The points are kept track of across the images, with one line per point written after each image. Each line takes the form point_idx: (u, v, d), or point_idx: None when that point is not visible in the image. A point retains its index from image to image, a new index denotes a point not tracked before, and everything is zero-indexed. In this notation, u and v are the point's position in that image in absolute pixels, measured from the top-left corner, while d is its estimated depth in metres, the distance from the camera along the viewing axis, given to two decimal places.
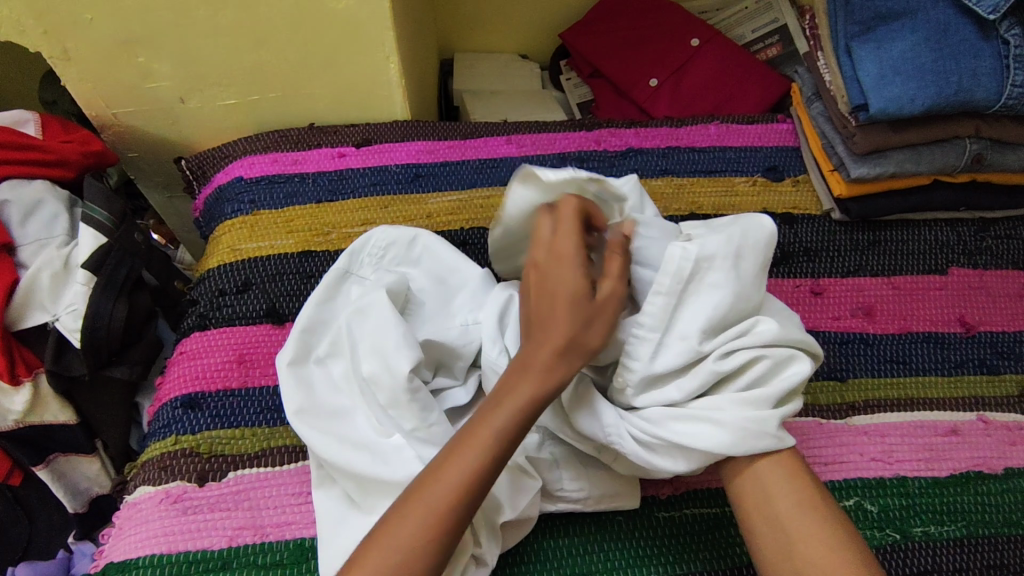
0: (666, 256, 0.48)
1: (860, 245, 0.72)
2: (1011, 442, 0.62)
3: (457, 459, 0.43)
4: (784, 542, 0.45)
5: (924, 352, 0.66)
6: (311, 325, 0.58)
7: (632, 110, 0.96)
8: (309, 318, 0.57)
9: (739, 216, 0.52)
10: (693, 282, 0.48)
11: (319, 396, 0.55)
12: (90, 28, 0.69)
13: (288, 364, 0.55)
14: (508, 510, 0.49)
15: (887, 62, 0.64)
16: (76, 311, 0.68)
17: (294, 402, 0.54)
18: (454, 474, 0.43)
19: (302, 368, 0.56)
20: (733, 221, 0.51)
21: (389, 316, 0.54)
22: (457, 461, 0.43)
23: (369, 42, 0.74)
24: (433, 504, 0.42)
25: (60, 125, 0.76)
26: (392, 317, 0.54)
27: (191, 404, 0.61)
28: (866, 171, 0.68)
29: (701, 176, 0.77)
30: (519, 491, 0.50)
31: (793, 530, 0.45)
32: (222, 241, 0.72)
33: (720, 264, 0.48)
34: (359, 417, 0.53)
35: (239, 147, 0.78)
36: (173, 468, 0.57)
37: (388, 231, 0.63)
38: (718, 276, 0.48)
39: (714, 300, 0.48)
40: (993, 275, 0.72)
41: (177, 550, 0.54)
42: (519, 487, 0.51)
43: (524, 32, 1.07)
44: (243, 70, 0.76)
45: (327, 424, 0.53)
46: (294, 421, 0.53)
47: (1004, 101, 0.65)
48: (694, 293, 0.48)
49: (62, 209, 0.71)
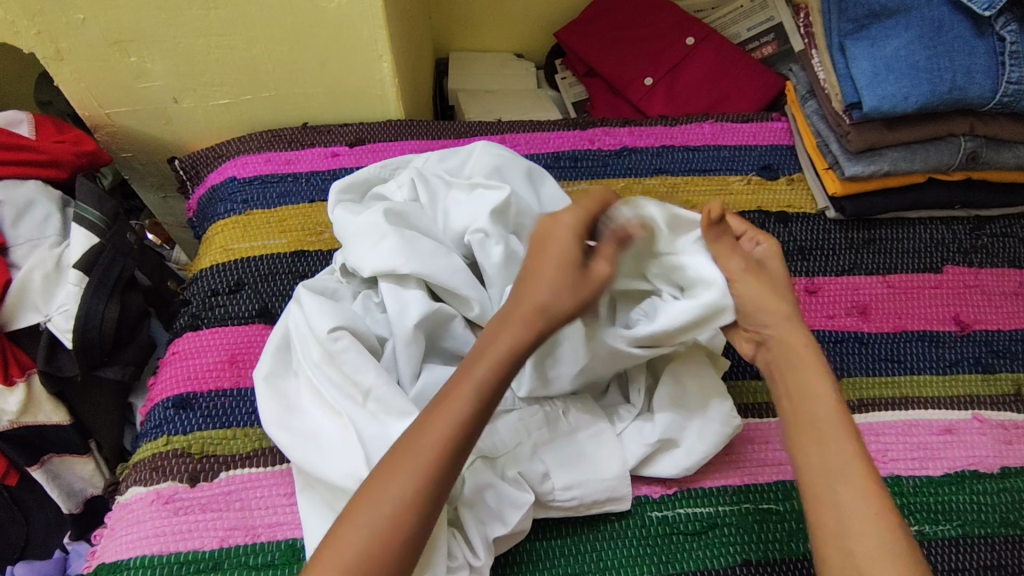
0: (433, 188, 0.60)
1: (855, 243, 0.72)
2: (1007, 441, 0.61)
3: (394, 476, 0.43)
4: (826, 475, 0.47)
5: (919, 351, 0.66)
6: (284, 342, 0.58)
7: (627, 108, 0.96)
8: (283, 335, 0.58)
9: (500, 153, 0.62)
10: (438, 194, 0.60)
11: (297, 406, 0.55)
12: (82, 28, 0.69)
13: (264, 376, 0.56)
14: (500, 525, 0.50)
15: (880, 60, 0.64)
16: (68, 311, 0.66)
17: (272, 414, 0.54)
18: (393, 491, 0.43)
19: (280, 381, 0.56)
20: (439, 175, 0.61)
21: (329, 308, 0.54)
22: (394, 478, 0.43)
23: (361, 41, 0.74)
24: (380, 517, 0.42)
25: (53, 125, 0.76)
26: (330, 308, 0.54)
27: (183, 404, 0.61)
28: (860, 169, 0.68)
29: (695, 174, 0.77)
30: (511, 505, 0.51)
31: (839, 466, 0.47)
32: (215, 240, 0.72)
33: (433, 184, 0.60)
34: (321, 417, 0.53)
35: (232, 147, 0.78)
36: (164, 468, 0.57)
37: (351, 207, 0.61)
38: (458, 195, 0.60)
39: (457, 199, 0.59)
40: (989, 273, 0.71)
41: (169, 550, 0.53)
42: (511, 499, 0.51)
43: (518, 32, 1.07)
44: (237, 70, 0.76)
45: (299, 429, 0.53)
46: (270, 430, 0.53)
47: (1000, 98, 0.64)
48: (442, 200, 0.60)
49: (54, 210, 0.71)
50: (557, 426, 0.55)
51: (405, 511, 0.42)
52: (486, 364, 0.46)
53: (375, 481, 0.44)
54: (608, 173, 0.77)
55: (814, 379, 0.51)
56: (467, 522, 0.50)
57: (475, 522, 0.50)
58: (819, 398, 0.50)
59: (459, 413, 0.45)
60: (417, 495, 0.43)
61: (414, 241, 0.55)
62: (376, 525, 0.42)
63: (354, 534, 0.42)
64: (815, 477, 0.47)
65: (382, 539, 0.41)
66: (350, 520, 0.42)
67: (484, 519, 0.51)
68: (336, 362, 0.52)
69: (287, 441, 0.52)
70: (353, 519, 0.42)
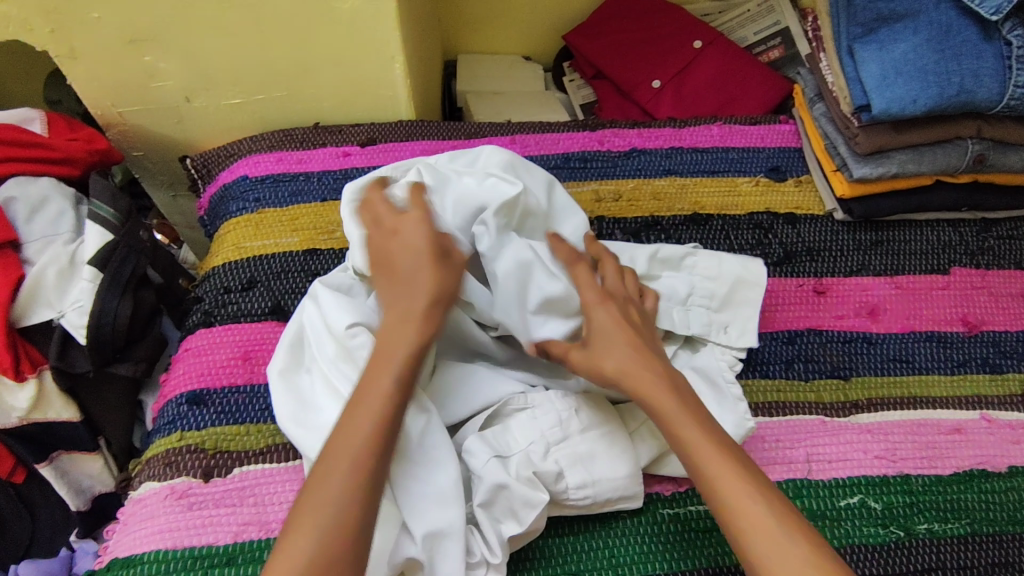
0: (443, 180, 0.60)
1: (864, 245, 0.73)
2: (1015, 440, 0.62)
3: (328, 481, 0.44)
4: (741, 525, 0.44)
5: (927, 351, 0.66)
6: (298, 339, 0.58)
7: (634, 110, 0.96)
8: (297, 329, 0.58)
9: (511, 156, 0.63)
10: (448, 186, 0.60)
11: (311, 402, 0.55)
12: (97, 27, 0.69)
13: (279, 372, 0.56)
14: (515, 524, 0.50)
15: (889, 63, 0.65)
16: (82, 307, 0.66)
17: (285, 411, 0.54)
18: (328, 491, 0.44)
19: (293, 377, 0.56)
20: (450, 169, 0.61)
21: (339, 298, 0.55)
22: (328, 484, 0.44)
23: (374, 41, 0.74)
24: (319, 525, 0.43)
25: (65, 123, 0.76)
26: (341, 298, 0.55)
27: (197, 400, 0.61)
28: (869, 171, 0.69)
29: (703, 176, 0.78)
30: (526, 505, 0.51)
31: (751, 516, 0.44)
32: (227, 238, 0.72)
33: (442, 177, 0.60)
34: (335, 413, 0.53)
35: (244, 146, 0.79)
36: (178, 463, 0.58)
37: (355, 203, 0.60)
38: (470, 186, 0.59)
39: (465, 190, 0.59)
40: (995, 275, 0.72)
41: (184, 545, 0.54)
42: (524, 499, 0.51)
43: (525, 34, 1.08)
44: (249, 70, 0.76)
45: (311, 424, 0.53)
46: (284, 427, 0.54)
47: (1007, 101, 0.65)
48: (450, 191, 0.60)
49: (67, 207, 0.71)
50: (567, 426, 0.55)
51: (342, 511, 0.43)
52: (399, 352, 0.49)
53: (308, 490, 0.45)
54: (617, 174, 0.78)
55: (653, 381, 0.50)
56: (481, 519, 0.50)
57: (490, 519, 0.51)
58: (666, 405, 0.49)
59: (378, 405, 0.47)
60: (350, 492, 0.44)
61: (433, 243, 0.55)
62: (317, 529, 0.43)
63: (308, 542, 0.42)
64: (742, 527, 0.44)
65: (331, 539, 0.42)
66: (294, 535, 0.43)
67: (499, 517, 0.51)
68: (352, 358, 0.53)
69: (301, 437, 0.53)
70: (297, 530, 0.43)
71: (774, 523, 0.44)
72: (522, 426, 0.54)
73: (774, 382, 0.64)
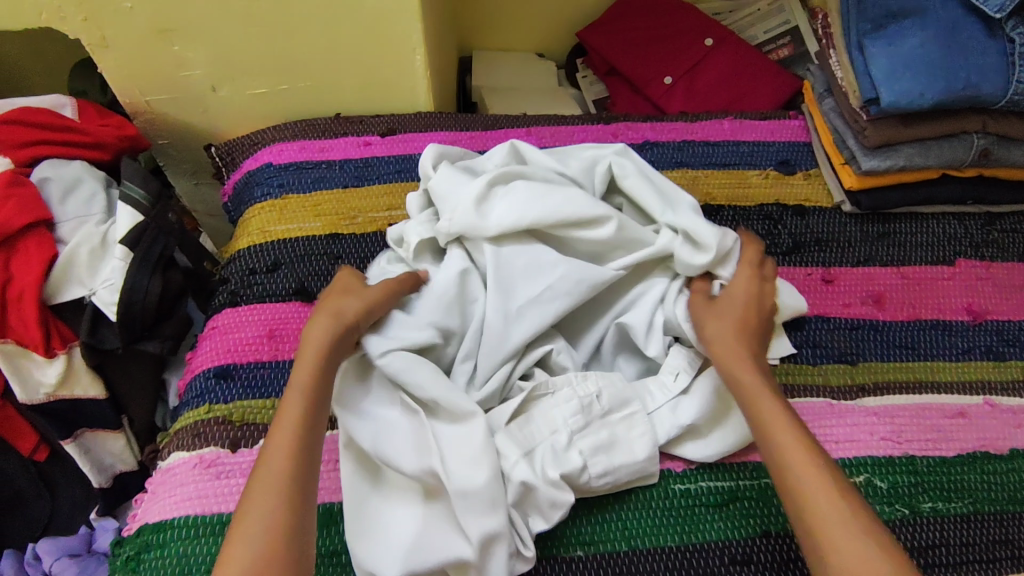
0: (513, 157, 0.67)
1: (871, 236, 0.75)
2: (1017, 425, 0.63)
3: (266, 486, 0.45)
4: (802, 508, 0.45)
5: (932, 338, 0.68)
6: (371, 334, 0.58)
7: (646, 106, 0.99)
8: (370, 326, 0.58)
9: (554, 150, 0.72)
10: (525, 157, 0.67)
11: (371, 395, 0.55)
12: (129, 16, 0.72)
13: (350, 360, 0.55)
14: (543, 523, 0.53)
15: (898, 57, 0.67)
16: (113, 285, 0.69)
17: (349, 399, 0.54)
18: (266, 501, 0.44)
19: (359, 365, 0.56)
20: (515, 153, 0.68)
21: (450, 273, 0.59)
22: (266, 488, 0.45)
23: (396, 33, 0.77)
24: (257, 526, 0.43)
25: (95, 110, 0.79)
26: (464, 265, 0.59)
27: (223, 374, 0.63)
28: (876, 163, 0.71)
29: (715, 168, 0.80)
30: (553, 505, 0.52)
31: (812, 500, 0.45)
32: (252, 223, 0.74)
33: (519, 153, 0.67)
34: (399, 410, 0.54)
35: (268, 135, 0.81)
36: (206, 434, 0.60)
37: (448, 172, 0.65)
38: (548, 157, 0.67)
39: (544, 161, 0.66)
40: (999, 266, 0.74)
41: (211, 512, 0.56)
42: (552, 500, 0.52)
43: (540, 32, 1.10)
44: (274, 60, 0.78)
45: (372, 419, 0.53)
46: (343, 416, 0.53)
47: (1010, 96, 0.67)
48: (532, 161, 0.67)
49: (99, 189, 0.73)
50: (590, 411, 0.57)
51: (281, 511, 0.44)
52: (303, 371, 0.51)
53: (245, 501, 0.45)
54: None
55: (755, 386, 0.52)
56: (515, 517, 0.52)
57: (521, 513, 0.52)
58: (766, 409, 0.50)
59: (295, 411, 0.49)
60: (287, 496, 0.45)
61: (542, 201, 0.60)
62: (256, 531, 0.43)
63: (247, 531, 0.43)
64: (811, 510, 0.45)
65: (273, 537, 0.43)
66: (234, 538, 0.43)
67: (526, 512, 0.53)
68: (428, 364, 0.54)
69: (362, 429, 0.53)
70: (237, 534, 0.43)
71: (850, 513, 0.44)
72: (545, 415, 0.56)
73: (784, 366, 0.65)
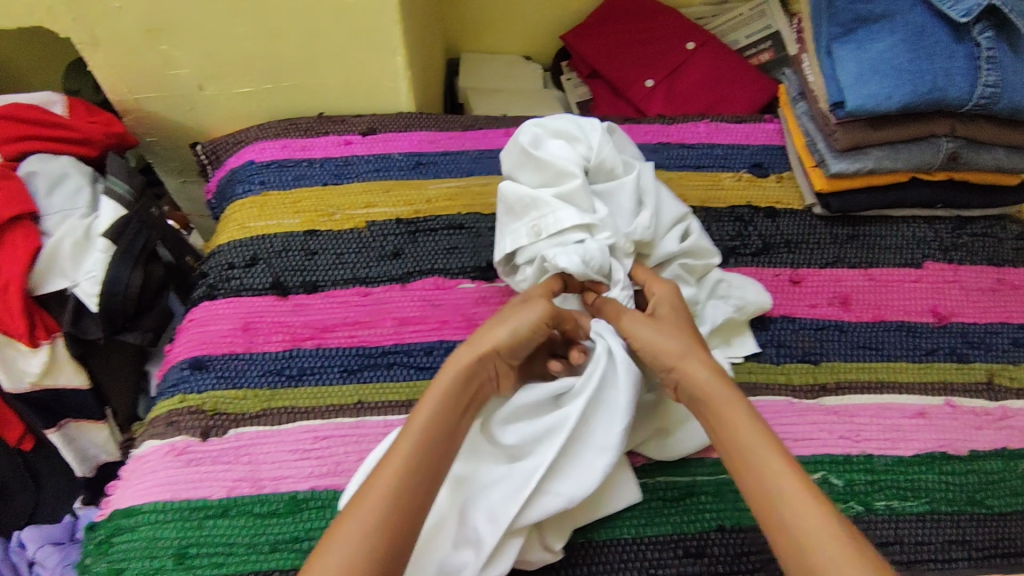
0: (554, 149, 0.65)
1: (840, 239, 0.76)
2: (977, 426, 0.64)
3: (387, 479, 0.45)
4: (785, 526, 0.42)
5: (897, 339, 0.69)
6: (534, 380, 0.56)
7: (628, 109, 1.00)
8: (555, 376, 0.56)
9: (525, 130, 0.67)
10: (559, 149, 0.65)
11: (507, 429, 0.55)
12: (118, 16, 0.74)
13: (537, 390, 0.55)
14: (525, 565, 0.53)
15: (866, 61, 0.68)
16: (95, 277, 0.71)
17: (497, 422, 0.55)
18: (384, 497, 0.44)
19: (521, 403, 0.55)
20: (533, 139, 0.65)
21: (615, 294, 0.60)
22: (387, 481, 0.45)
23: (377, 35, 0.78)
24: (370, 516, 0.43)
25: (85, 107, 0.81)
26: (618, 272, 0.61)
27: (198, 365, 0.65)
28: (845, 166, 0.72)
29: (689, 170, 0.81)
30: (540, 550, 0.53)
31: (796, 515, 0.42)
32: (233, 218, 0.76)
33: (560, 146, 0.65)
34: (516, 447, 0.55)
35: (252, 133, 0.83)
36: (178, 423, 0.61)
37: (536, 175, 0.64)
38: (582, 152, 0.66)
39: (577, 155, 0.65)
40: (967, 270, 0.74)
41: (180, 498, 0.58)
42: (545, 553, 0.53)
43: (526, 34, 1.11)
44: (258, 61, 0.80)
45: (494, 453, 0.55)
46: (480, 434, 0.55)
47: (977, 100, 0.67)
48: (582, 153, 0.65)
49: (85, 183, 0.75)
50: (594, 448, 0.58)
51: (388, 514, 0.44)
52: (449, 377, 0.51)
53: (361, 490, 0.45)
54: None
55: (721, 397, 0.49)
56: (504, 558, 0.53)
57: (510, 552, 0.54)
58: (736, 423, 0.48)
59: (426, 414, 0.49)
60: (404, 493, 0.45)
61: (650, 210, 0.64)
62: (370, 525, 0.43)
63: (356, 518, 0.43)
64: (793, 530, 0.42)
65: (383, 530, 0.43)
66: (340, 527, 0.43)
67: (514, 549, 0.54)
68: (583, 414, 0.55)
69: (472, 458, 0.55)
70: (345, 522, 0.43)
71: (840, 532, 0.41)
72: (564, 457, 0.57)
73: (746, 364, 0.66)
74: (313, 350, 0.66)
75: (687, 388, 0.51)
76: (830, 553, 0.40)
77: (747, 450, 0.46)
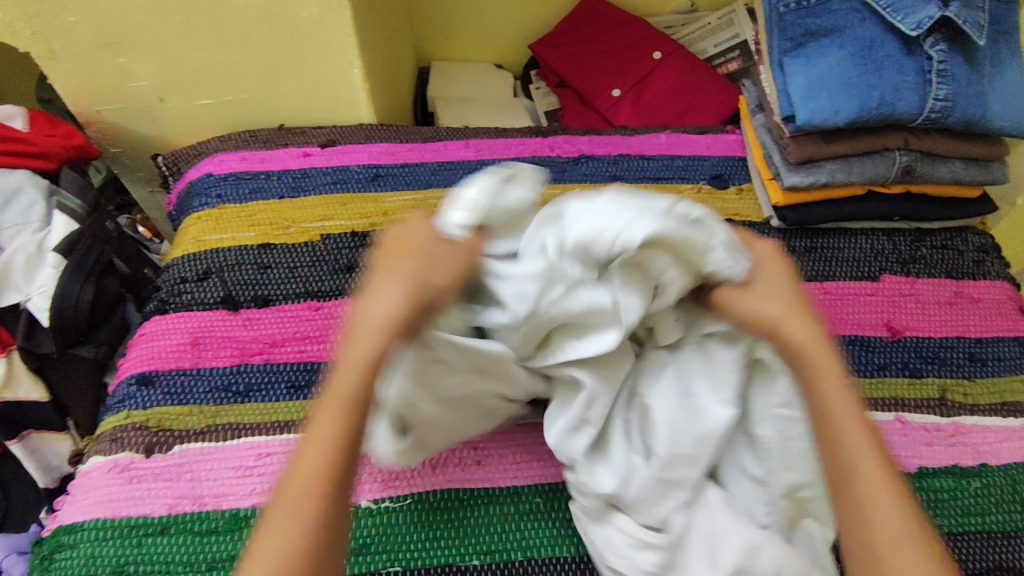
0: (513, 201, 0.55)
1: (797, 251, 0.75)
2: (927, 442, 0.64)
3: (307, 473, 0.43)
4: (860, 514, 0.43)
5: (850, 354, 0.69)
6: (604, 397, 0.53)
7: (596, 118, 1.00)
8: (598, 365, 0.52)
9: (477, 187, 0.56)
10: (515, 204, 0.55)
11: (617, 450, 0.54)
12: (74, 30, 0.74)
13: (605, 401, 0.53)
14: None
15: (814, 76, 0.67)
16: (46, 291, 0.72)
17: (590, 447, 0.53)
18: (304, 499, 0.42)
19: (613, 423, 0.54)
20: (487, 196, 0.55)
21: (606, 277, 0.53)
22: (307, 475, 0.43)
23: (333, 48, 0.78)
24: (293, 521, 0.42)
25: (46, 119, 0.81)
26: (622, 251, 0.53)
27: (145, 381, 0.65)
28: (798, 179, 0.71)
29: (648, 182, 0.80)
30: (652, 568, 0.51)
31: (872, 512, 0.43)
32: (188, 232, 0.76)
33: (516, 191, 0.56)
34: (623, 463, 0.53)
35: (211, 145, 0.83)
36: (123, 439, 0.61)
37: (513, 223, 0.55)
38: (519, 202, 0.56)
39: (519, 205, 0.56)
40: (924, 283, 0.74)
41: (121, 515, 0.58)
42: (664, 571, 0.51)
43: (497, 42, 1.11)
44: (216, 73, 0.80)
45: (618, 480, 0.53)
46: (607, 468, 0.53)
47: (927, 114, 0.67)
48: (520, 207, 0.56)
49: (39, 198, 0.75)
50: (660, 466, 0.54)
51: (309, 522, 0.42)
52: (363, 348, 0.47)
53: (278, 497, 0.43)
54: (566, 179, 0.81)
55: (823, 355, 0.49)
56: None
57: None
58: (847, 425, 0.46)
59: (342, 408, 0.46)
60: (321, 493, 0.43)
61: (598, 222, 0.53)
62: (283, 540, 0.41)
63: (274, 527, 0.42)
64: (872, 522, 0.42)
65: (302, 537, 0.41)
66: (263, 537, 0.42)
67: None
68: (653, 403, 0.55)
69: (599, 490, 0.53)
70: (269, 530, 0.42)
71: (902, 525, 0.42)
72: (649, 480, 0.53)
73: None
74: (260, 366, 0.66)
75: (783, 346, 0.50)
76: (900, 544, 0.41)
77: (844, 439, 0.46)
